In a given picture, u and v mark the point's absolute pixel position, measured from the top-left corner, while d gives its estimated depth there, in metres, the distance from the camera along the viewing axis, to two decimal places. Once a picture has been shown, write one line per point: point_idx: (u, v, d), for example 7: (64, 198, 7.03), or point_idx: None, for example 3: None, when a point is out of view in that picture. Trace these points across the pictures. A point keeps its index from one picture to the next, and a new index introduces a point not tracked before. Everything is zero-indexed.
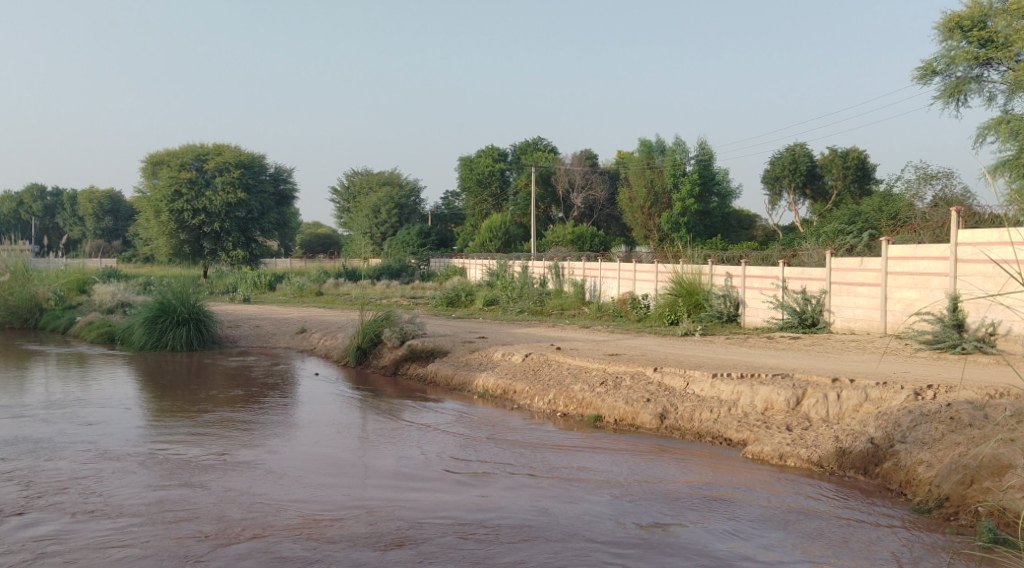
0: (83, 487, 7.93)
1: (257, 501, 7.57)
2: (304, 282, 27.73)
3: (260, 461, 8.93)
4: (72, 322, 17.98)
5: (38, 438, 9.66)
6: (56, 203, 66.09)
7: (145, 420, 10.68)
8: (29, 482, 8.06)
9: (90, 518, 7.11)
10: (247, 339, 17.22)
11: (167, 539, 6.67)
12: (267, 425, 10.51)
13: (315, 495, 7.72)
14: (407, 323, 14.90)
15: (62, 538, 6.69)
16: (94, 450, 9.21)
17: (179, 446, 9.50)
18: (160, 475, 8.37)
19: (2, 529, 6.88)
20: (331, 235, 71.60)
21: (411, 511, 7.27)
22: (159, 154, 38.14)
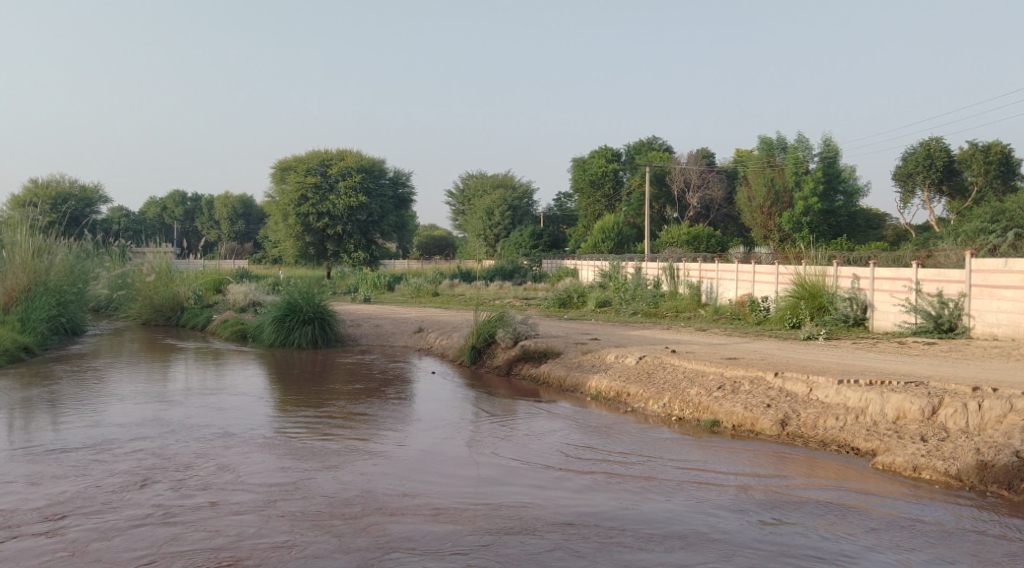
0: (211, 467, 8.30)
1: (372, 488, 7.72)
2: (422, 283, 28.37)
3: (377, 451, 9.13)
4: (208, 320, 18.98)
5: (173, 421, 10.20)
6: (196, 208, 69.97)
7: (272, 409, 11.14)
8: (162, 459, 8.50)
9: (216, 495, 7.42)
10: (367, 338, 17.72)
11: (287, 518, 6.89)
12: (386, 419, 10.78)
13: (429, 486, 7.82)
14: (520, 324, 14.96)
15: (190, 511, 7.01)
16: (220, 434, 9.64)
17: (300, 433, 9.83)
18: (285, 458, 8.72)
19: (141, 499, 7.32)
20: (446, 238, 73.05)
21: (525, 504, 7.29)
22: (287, 159, 39.65)
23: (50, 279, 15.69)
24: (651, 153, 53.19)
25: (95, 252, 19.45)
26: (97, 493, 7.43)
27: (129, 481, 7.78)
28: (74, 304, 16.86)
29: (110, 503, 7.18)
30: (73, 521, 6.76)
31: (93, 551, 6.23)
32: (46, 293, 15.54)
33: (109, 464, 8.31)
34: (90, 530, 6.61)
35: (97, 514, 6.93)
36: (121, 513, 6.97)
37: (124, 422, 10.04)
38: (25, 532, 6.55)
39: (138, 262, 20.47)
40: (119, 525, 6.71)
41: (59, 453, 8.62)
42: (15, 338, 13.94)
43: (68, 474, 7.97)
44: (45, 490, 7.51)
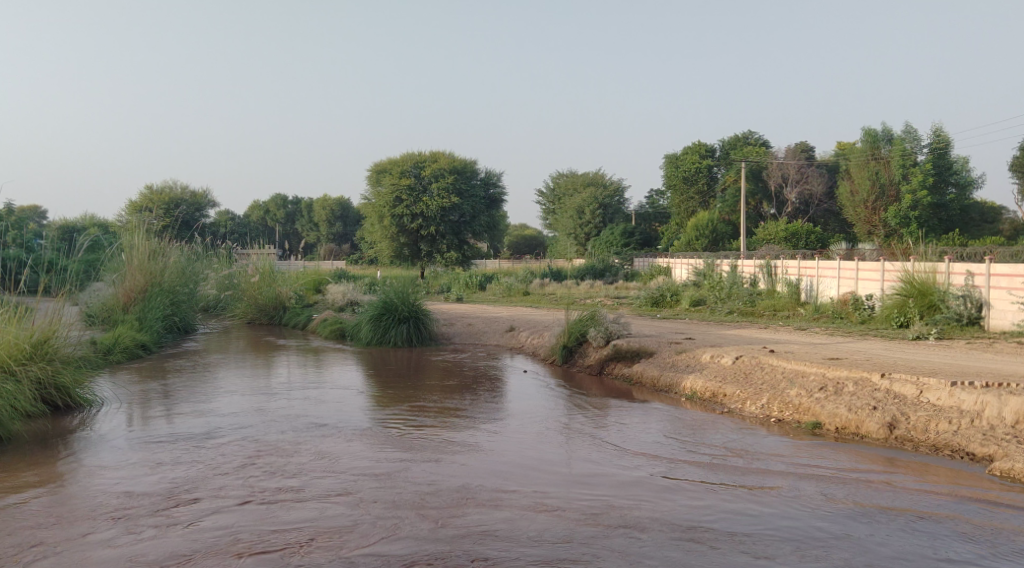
0: (310, 457, 8.48)
1: (466, 483, 7.73)
2: (514, 283, 28.43)
3: (471, 446, 9.16)
4: (309, 319, 19.52)
5: (274, 412, 10.50)
6: (297, 210, 72.12)
7: (369, 403, 11.37)
8: (263, 449, 8.75)
9: (315, 485, 7.57)
10: (460, 337, 17.89)
11: (383, 511, 6.96)
12: (479, 415, 10.85)
13: (522, 482, 7.79)
14: (613, 323, 14.83)
15: (290, 501, 7.16)
16: (319, 425, 9.85)
17: (396, 427, 9.95)
18: (381, 449, 8.89)
19: (245, 485, 7.57)
20: (537, 237, 73.19)
21: (617, 502, 7.21)
22: (382, 161, 40.53)
23: (163, 280, 16.41)
24: (746, 148, 51.89)
25: (204, 254, 20.26)
26: (204, 480, 7.69)
27: (233, 469, 8.03)
28: (186, 304, 17.59)
29: (216, 490, 7.41)
30: (182, 507, 7.00)
31: (200, 536, 6.43)
32: (160, 294, 16.26)
33: (215, 452, 8.59)
34: (196, 516, 6.83)
35: (203, 500, 7.16)
36: (225, 499, 7.18)
37: (229, 413, 10.38)
38: (136, 516, 6.82)
39: (243, 263, 21.23)
40: (223, 511, 6.91)
41: (169, 442, 8.97)
42: (132, 336, 14.63)
43: (177, 461, 8.28)
44: (155, 476, 7.82)
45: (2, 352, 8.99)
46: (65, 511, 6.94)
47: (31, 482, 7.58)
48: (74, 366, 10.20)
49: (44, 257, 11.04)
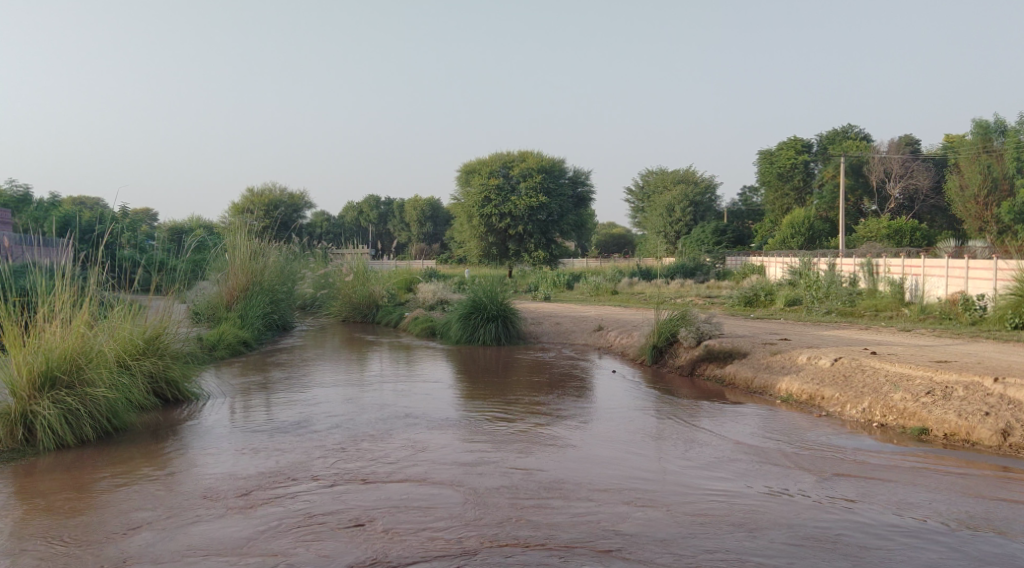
0: (402, 449, 8.58)
1: (558, 479, 7.70)
2: (602, 282, 28.23)
3: (561, 441, 9.12)
4: (400, 317, 19.83)
5: (367, 405, 10.70)
6: (389, 211, 73.56)
7: (458, 397, 11.51)
8: (356, 439, 8.99)
9: (408, 477, 7.67)
10: (548, 337, 17.85)
11: (476, 504, 6.99)
12: (566, 411, 10.84)
13: (609, 477, 7.78)
14: (704, 323, 14.49)
15: (385, 492, 7.27)
16: (409, 419, 10.00)
17: (486, 422, 9.99)
18: (470, 441, 8.99)
19: (338, 473, 7.80)
20: (626, 236, 72.54)
21: (706, 502, 7.12)
22: (472, 163, 41.23)
23: (264, 278, 16.98)
24: (845, 142, 50.17)
25: (301, 254, 20.88)
26: (300, 470, 7.88)
27: (329, 459, 8.21)
28: (285, 303, 18.12)
29: (313, 479, 7.59)
30: (280, 496, 7.18)
31: (296, 522, 6.64)
32: (261, 292, 16.81)
33: (312, 443, 8.80)
34: (294, 504, 6.99)
35: (299, 488, 7.39)
36: (320, 488, 7.36)
37: (323, 406, 10.63)
38: (237, 499, 7.10)
39: (339, 263, 21.80)
40: (320, 501, 7.06)
41: (267, 432, 9.24)
42: (235, 333, 15.16)
43: (275, 450, 8.52)
44: (255, 465, 8.05)
45: (117, 347, 9.45)
46: (172, 496, 7.22)
47: (141, 468, 7.92)
48: (182, 362, 10.65)
49: (155, 258, 11.56)
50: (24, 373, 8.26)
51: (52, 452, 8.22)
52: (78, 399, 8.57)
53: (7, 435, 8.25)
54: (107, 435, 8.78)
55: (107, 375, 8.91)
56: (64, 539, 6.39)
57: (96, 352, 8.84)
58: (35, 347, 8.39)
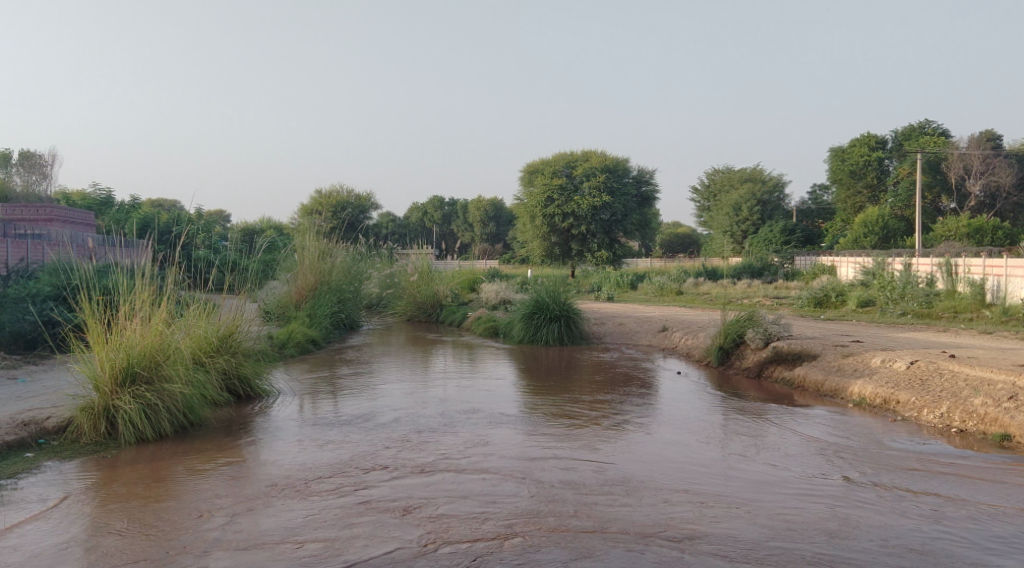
0: (465, 445, 8.68)
1: (621, 479, 7.69)
2: (666, 282, 27.94)
3: (623, 440, 9.09)
4: (464, 317, 19.94)
5: (430, 401, 10.82)
6: (452, 212, 74.17)
7: (520, 394, 11.55)
8: (420, 434, 9.12)
9: (472, 474, 7.76)
10: (612, 337, 17.72)
11: (540, 503, 7.04)
12: (630, 410, 10.78)
13: (672, 477, 7.75)
14: (772, 324, 14.19)
15: (449, 488, 7.37)
16: (473, 415, 10.08)
17: (549, 419, 10.00)
18: (533, 438, 9.04)
19: (403, 466, 7.95)
20: (690, 235, 71.62)
21: (772, 506, 7.05)
22: (535, 163, 41.28)
23: (332, 278, 17.26)
24: (921, 138, 48.60)
25: (368, 254, 21.18)
26: (366, 463, 8.05)
27: (394, 453, 8.35)
28: (352, 302, 18.39)
29: (379, 473, 7.74)
30: (348, 488, 7.34)
31: (362, 513, 6.81)
32: (329, 292, 17.08)
33: (377, 437, 8.96)
34: (361, 497, 7.13)
35: (365, 480, 7.55)
36: (385, 482, 7.51)
37: (388, 400, 10.78)
38: (305, 490, 7.30)
39: (404, 263, 22.04)
40: (385, 495, 7.21)
41: (334, 426, 9.43)
42: (303, 331, 15.45)
43: (342, 444, 8.70)
44: (322, 457, 8.23)
45: (193, 345, 9.70)
46: (244, 486, 7.43)
47: (214, 459, 8.15)
48: (253, 359, 10.89)
49: (228, 258, 11.84)
50: (106, 369, 8.54)
51: (132, 445, 8.50)
52: (157, 394, 8.82)
53: (90, 427, 8.56)
54: (183, 429, 9.02)
55: (184, 371, 9.15)
56: (144, 522, 6.64)
57: (173, 349, 9.08)
58: (116, 344, 8.66)
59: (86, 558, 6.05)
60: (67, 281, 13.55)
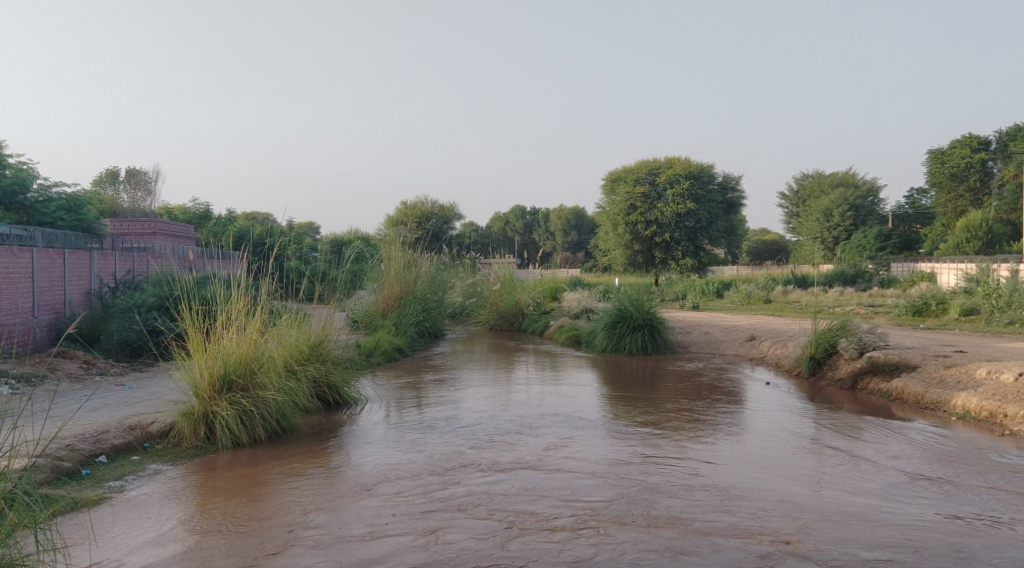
0: (550, 449, 8.69)
1: (709, 485, 7.57)
2: (754, 290, 27.32)
3: (710, 447, 8.94)
4: (546, 326, 19.91)
5: (514, 407, 10.83)
6: (534, 221, 74.47)
7: (604, 401, 11.45)
8: (505, 438, 9.17)
9: (559, 477, 7.76)
10: (698, 346, 17.39)
11: (628, 507, 7.00)
12: (717, 419, 10.56)
13: (761, 484, 7.59)
14: (868, 333, 13.65)
15: (536, 491, 7.39)
16: (557, 420, 10.05)
17: (634, 425, 9.90)
18: (617, 443, 8.98)
19: (488, 468, 8.02)
20: (778, 241, 69.89)
21: (866, 516, 6.85)
22: (618, 171, 41.00)
23: (417, 288, 17.49)
24: None
25: (452, 264, 21.36)
26: (452, 464, 8.16)
27: (481, 456, 8.42)
28: (436, 312, 18.57)
29: (466, 475, 7.82)
30: (436, 489, 7.44)
31: (449, 513, 6.91)
32: (414, 301, 17.30)
33: (463, 440, 9.05)
34: (447, 498, 7.24)
35: (450, 481, 7.66)
36: (471, 483, 7.60)
37: (472, 406, 10.85)
38: (393, 490, 7.46)
39: (487, 272, 22.17)
40: (471, 496, 7.29)
41: (419, 429, 9.56)
42: (390, 340, 15.68)
43: (428, 446, 8.81)
44: (410, 459, 8.36)
45: (286, 353, 9.95)
46: (336, 487, 7.58)
47: (307, 462, 8.35)
48: (343, 367, 11.09)
49: (318, 269, 12.12)
50: (205, 375, 8.83)
51: (229, 450, 8.75)
52: (251, 401, 9.06)
53: (190, 433, 8.85)
54: (276, 435, 9.23)
55: (277, 378, 9.39)
56: (242, 518, 6.89)
57: (267, 357, 9.33)
58: (214, 352, 8.93)
59: (190, 552, 6.27)
60: (169, 292, 14.12)
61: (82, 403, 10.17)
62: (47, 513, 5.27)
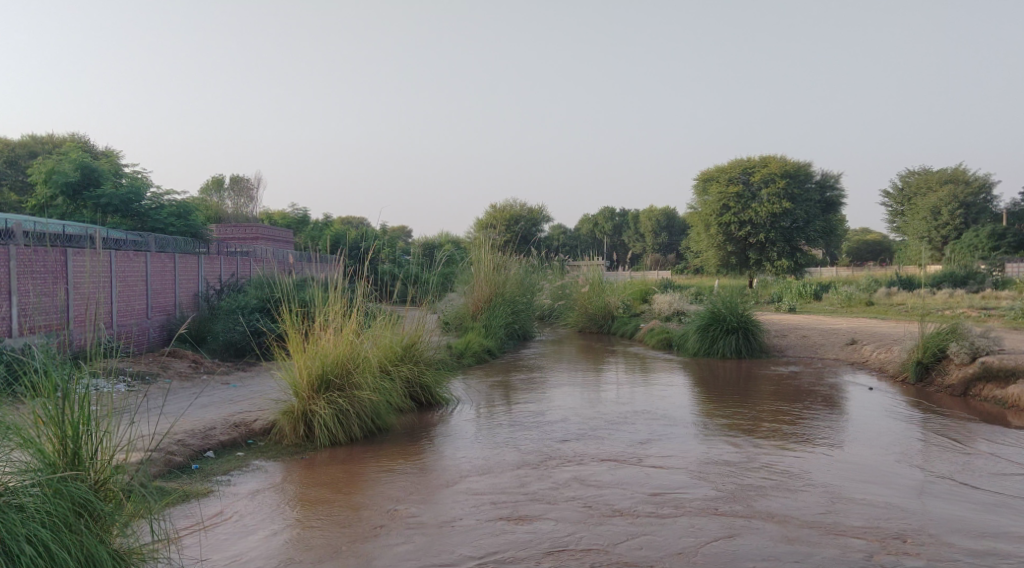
0: (642, 446, 8.56)
1: (808, 486, 7.31)
2: (854, 292, 26.35)
3: (808, 449, 8.64)
4: (636, 329, 19.66)
5: (605, 405, 10.71)
6: (624, 222, 73.94)
7: (697, 402, 11.22)
8: (595, 434, 9.10)
9: (651, 473, 7.63)
10: (795, 348, 16.84)
11: (724, 505, 6.82)
12: (816, 422, 10.21)
13: (862, 487, 7.33)
14: (980, 337, 12.88)
15: (627, 485, 7.31)
16: (648, 418, 9.91)
17: (728, 426, 9.67)
18: (710, 441, 8.80)
19: (578, 462, 7.99)
20: (880, 241, 67.26)
21: (975, 522, 6.52)
22: (710, 170, 40.26)
23: (507, 290, 17.52)
24: None
25: (540, 266, 21.35)
26: (541, 458, 8.16)
27: (571, 451, 8.39)
28: (525, 313, 18.57)
29: (556, 470, 7.77)
30: (525, 482, 7.46)
31: (539, 504, 6.92)
32: (504, 303, 17.34)
33: (553, 436, 9.02)
34: (537, 490, 7.25)
35: (540, 474, 7.67)
36: (561, 476, 7.60)
37: (561, 404, 10.79)
38: (483, 482, 7.52)
39: (577, 274, 22.06)
40: (560, 488, 7.29)
41: (510, 426, 9.57)
42: (480, 342, 15.75)
43: (519, 442, 8.80)
44: (501, 455, 8.36)
45: (380, 353, 10.10)
46: (430, 481, 7.63)
47: (401, 458, 8.46)
48: (435, 368, 11.19)
49: (411, 271, 12.27)
50: (303, 376, 9.03)
51: (327, 447, 8.92)
52: (348, 400, 9.21)
53: (290, 430, 9.05)
54: (371, 434, 9.37)
55: (372, 378, 9.53)
56: (338, 508, 7.05)
57: (362, 358, 9.48)
58: (313, 352, 9.12)
59: (291, 542, 6.39)
60: (270, 294, 14.56)
61: (191, 400, 10.55)
62: (161, 504, 5.45)
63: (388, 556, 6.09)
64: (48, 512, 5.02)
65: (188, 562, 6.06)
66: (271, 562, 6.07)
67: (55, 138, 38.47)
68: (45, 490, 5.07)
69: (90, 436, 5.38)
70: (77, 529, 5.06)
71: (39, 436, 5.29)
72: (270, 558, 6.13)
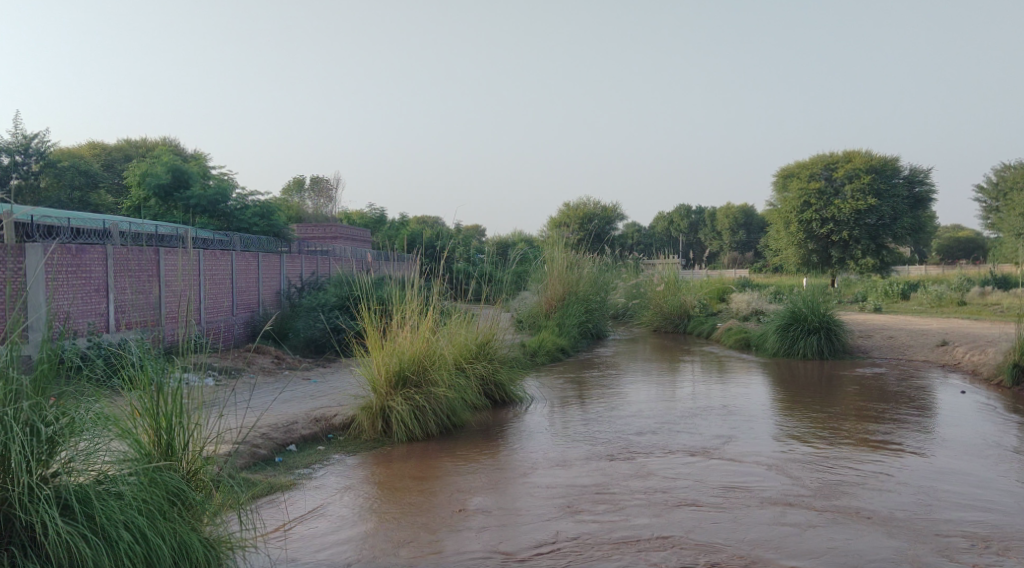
0: (718, 441, 8.38)
1: (893, 484, 7.04)
2: (945, 292, 25.31)
3: (893, 447, 8.33)
4: (713, 328, 19.31)
5: (681, 402, 10.54)
6: (701, 220, 72.87)
7: (775, 402, 10.93)
8: (670, 429, 8.97)
9: (728, 468, 7.45)
10: (881, 349, 16.27)
11: (803, 499, 6.62)
12: (902, 423, 9.83)
13: (949, 485, 7.03)
14: None
15: (703, 477, 7.19)
16: (726, 415, 9.71)
17: (808, 424, 9.40)
18: (789, 439, 8.57)
19: (653, 456, 7.90)
20: (974, 239, 64.45)
21: None
22: (791, 166, 39.36)
23: (581, 288, 17.42)
24: None
25: (615, 266, 21.18)
26: (614, 452, 8.09)
27: (645, 445, 8.29)
28: (600, 312, 18.45)
29: (630, 463, 7.69)
30: (599, 474, 7.40)
31: (613, 494, 6.86)
32: (577, 301, 17.24)
33: (627, 431, 8.93)
34: (610, 481, 7.20)
35: (613, 466, 7.61)
36: (635, 468, 7.52)
37: (636, 401, 10.66)
38: (556, 474, 7.50)
39: (653, 273, 21.81)
40: (634, 479, 7.22)
41: (583, 422, 9.51)
42: (554, 340, 15.69)
43: (592, 436, 8.74)
44: (574, 449, 8.32)
45: (455, 351, 10.15)
46: (503, 474, 7.64)
47: (476, 453, 8.49)
48: (509, 365, 11.19)
49: (485, 269, 12.30)
50: (382, 372, 9.14)
51: (404, 442, 9.02)
52: (424, 396, 9.28)
53: (369, 425, 9.18)
54: (447, 430, 9.43)
55: (448, 375, 9.58)
56: (414, 499, 7.14)
57: (438, 355, 9.54)
58: (390, 349, 9.21)
59: (368, 529, 6.49)
60: (348, 292, 14.82)
61: (273, 396, 10.79)
62: (248, 495, 5.61)
63: (460, 545, 6.09)
64: (144, 500, 5.15)
65: (269, 549, 6.22)
66: (348, 548, 6.17)
67: (148, 143, 40.20)
68: (142, 478, 5.22)
69: (183, 429, 5.55)
70: (171, 517, 5.21)
71: (136, 428, 5.46)
72: (348, 543, 6.26)
